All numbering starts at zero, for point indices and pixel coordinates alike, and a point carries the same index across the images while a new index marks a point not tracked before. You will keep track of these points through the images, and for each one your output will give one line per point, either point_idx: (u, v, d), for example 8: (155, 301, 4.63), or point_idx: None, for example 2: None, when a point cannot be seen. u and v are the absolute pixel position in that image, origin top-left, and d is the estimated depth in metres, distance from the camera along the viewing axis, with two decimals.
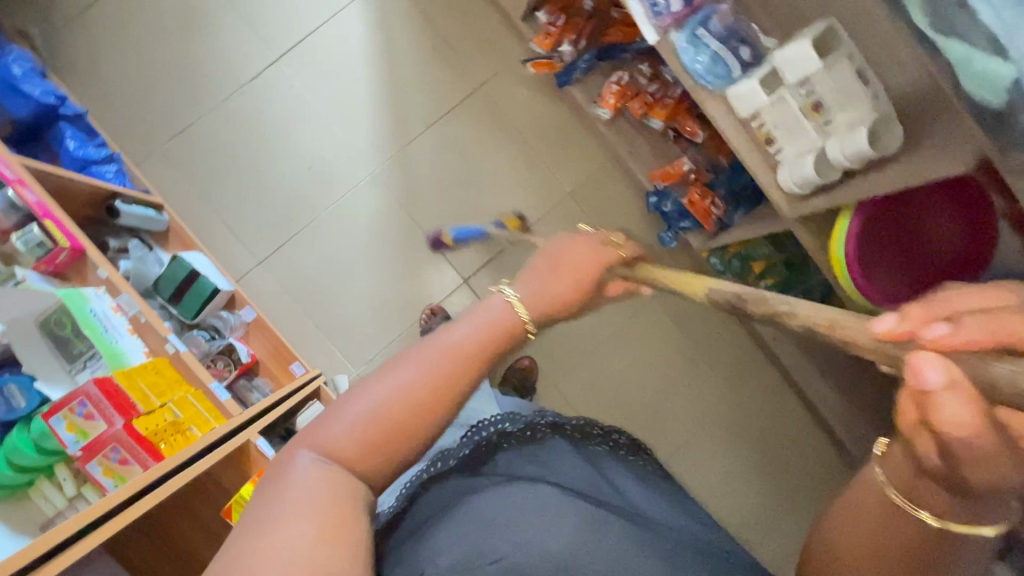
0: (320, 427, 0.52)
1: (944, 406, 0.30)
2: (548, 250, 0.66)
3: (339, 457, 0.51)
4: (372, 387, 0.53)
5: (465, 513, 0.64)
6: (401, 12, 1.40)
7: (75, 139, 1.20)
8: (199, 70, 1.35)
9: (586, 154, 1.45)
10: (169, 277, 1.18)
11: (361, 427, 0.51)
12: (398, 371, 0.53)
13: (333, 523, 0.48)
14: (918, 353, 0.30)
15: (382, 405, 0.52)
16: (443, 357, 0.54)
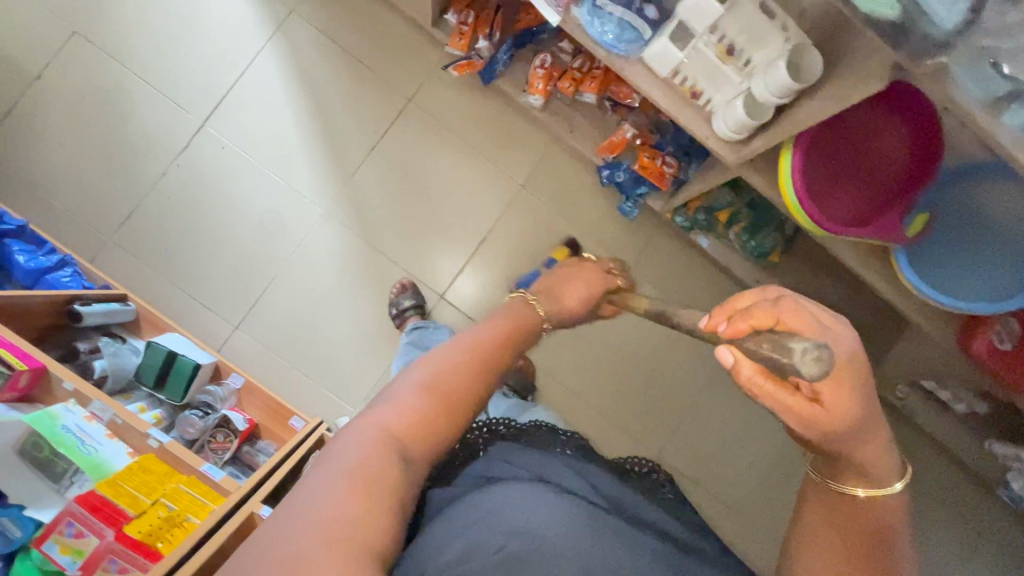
0: (371, 407, 0.60)
1: (744, 368, 0.49)
2: (552, 281, 0.83)
3: (389, 428, 0.57)
4: (430, 366, 0.63)
5: (466, 506, 0.58)
6: (314, 46, 1.38)
7: (24, 253, 1.20)
8: (130, 153, 1.33)
9: (530, 142, 1.41)
10: (147, 365, 1.18)
11: (420, 400, 0.60)
12: (449, 353, 0.64)
13: (369, 482, 0.52)
14: (718, 348, 0.51)
15: (438, 380, 0.62)
16: (483, 344, 0.67)
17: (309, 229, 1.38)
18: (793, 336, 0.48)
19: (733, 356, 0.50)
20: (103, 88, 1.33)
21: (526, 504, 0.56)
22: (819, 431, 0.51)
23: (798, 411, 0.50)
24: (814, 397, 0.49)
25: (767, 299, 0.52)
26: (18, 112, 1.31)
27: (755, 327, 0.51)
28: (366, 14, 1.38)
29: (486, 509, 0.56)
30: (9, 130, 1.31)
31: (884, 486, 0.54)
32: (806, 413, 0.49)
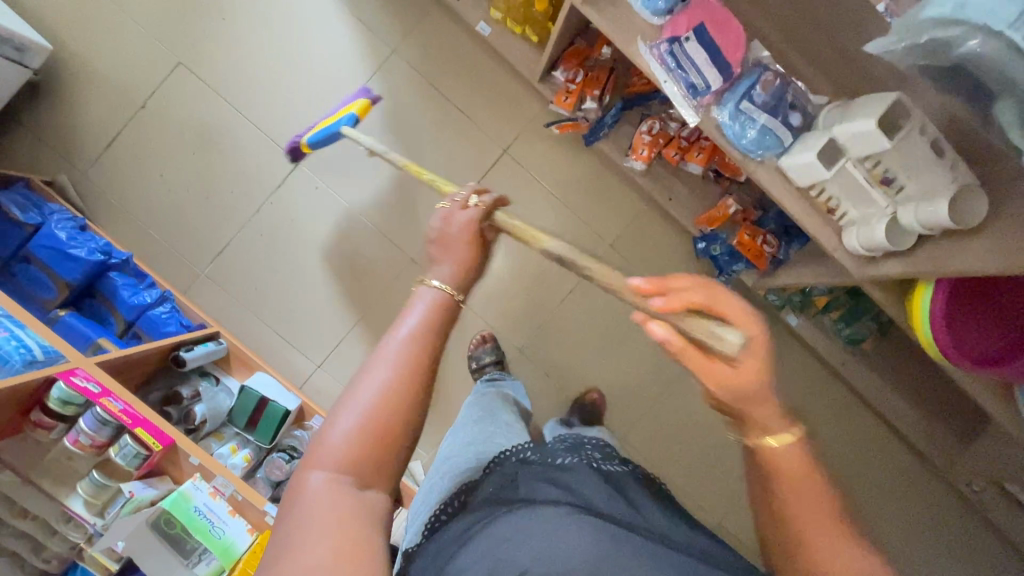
0: (320, 447, 0.53)
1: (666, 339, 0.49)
2: (454, 233, 0.67)
3: (336, 473, 0.51)
4: (347, 397, 0.54)
5: (485, 533, 0.58)
6: (412, 89, 1.35)
7: (127, 288, 1.22)
8: (225, 187, 1.34)
9: (623, 202, 1.38)
10: (240, 407, 1.22)
11: (353, 437, 0.52)
12: (367, 375, 0.54)
13: (351, 543, 0.48)
14: (651, 324, 0.49)
15: (357, 414, 0.53)
16: (400, 356, 0.55)
17: (394, 275, 1.38)
18: (723, 325, 0.50)
19: (666, 331, 0.48)
20: (204, 121, 1.33)
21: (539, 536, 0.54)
22: (727, 395, 0.51)
23: (712, 374, 0.50)
24: (732, 368, 0.49)
25: (693, 286, 0.51)
26: (121, 139, 1.33)
27: (684, 310, 0.50)
28: (468, 60, 1.34)
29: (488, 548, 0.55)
30: (111, 157, 1.33)
31: (781, 436, 0.52)
32: (720, 379, 0.50)
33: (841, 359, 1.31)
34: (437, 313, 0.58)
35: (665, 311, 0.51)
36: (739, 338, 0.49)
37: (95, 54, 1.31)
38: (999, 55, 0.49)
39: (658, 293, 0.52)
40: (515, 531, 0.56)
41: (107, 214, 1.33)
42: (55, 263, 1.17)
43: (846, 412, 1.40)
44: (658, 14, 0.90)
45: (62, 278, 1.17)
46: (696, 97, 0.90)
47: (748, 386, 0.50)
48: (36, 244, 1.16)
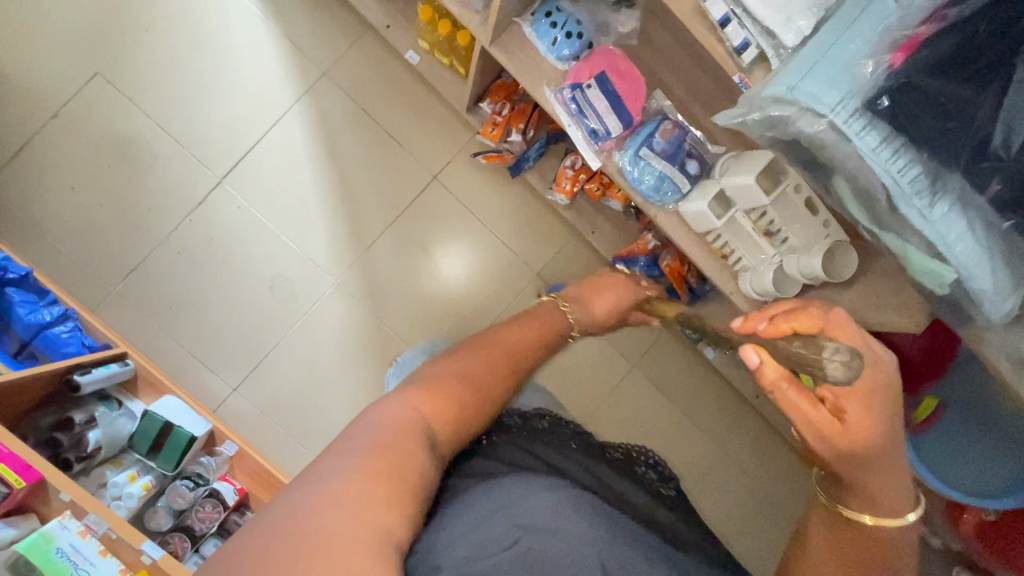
0: (402, 393, 0.61)
1: (764, 368, 0.55)
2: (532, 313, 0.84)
3: (414, 414, 0.58)
4: (442, 368, 0.66)
5: (485, 499, 0.55)
6: (342, 112, 1.34)
7: (25, 304, 1.17)
8: (143, 202, 1.30)
9: (550, 233, 1.40)
10: (142, 433, 1.17)
11: (444, 397, 0.62)
12: (461, 358, 0.68)
13: (391, 463, 0.52)
14: (744, 347, 0.55)
15: (455, 385, 0.64)
16: (485, 352, 0.70)
17: (317, 297, 1.36)
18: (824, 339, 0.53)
19: (760, 359, 0.55)
20: (122, 134, 1.29)
21: (544, 504, 0.54)
22: (825, 433, 0.55)
23: (810, 417, 0.55)
24: (835, 412, 0.55)
25: (814, 311, 0.57)
26: (31, 149, 1.27)
27: (791, 330, 0.57)
28: (399, 86, 1.34)
29: (488, 505, 0.54)
30: (19, 167, 1.27)
31: (891, 516, 0.56)
32: (818, 417, 0.55)
33: (755, 393, 1.35)
34: (543, 330, 0.80)
35: (776, 334, 0.57)
36: (844, 344, 0.52)
37: (7, 60, 1.26)
38: (827, 135, 0.53)
39: (758, 326, 0.60)
40: (512, 495, 0.55)
41: (13, 225, 1.28)
42: None
43: (763, 445, 1.44)
44: (565, 59, 0.92)
45: None
46: (598, 141, 0.92)
47: (851, 429, 0.54)
48: None
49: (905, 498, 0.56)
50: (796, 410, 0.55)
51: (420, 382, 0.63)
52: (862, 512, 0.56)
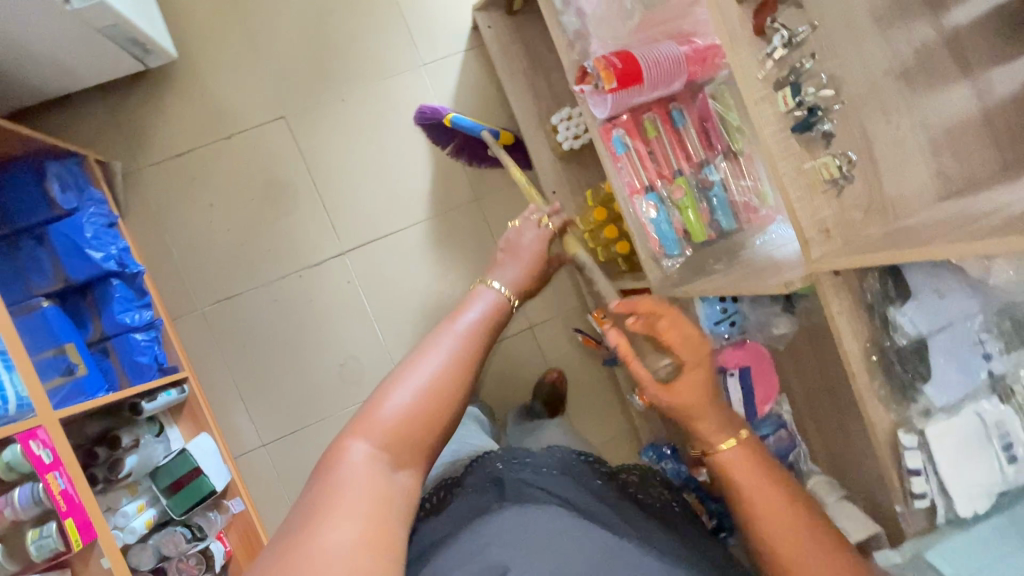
0: (367, 419, 0.60)
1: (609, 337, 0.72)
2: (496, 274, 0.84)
3: (369, 462, 0.58)
4: (384, 392, 0.62)
5: (472, 535, 0.63)
6: (476, 237, 1.40)
7: (121, 301, 1.17)
8: (265, 241, 1.34)
9: (609, 420, 1.44)
10: (170, 469, 1.14)
11: (398, 412, 0.60)
12: (402, 368, 0.63)
13: (372, 521, 0.54)
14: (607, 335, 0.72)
15: (401, 398, 0.61)
16: (425, 354, 0.64)
17: None
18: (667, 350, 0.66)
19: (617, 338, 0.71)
20: (276, 175, 1.34)
21: (508, 533, 0.62)
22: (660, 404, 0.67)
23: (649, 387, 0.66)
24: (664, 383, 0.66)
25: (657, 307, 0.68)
26: (192, 156, 1.32)
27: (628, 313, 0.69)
28: None
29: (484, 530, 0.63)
30: (173, 167, 1.32)
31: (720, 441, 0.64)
32: (663, 392, 0.66)
33: None
34: (491, 308, 0.72)
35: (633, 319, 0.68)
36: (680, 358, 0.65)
37: (209, 72, 1.33)
38: None
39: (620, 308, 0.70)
40: (511, 527, 0.63)
41: (141, 213, 1.31)
42: (67, 255, 1.11)
43: None
44: (719, 338, 0.96)
45: (64, 271, 1.12)
46: None
47: (682, 396, 0.65)
48: (58, 230, 1.11)
49: (728, 425, 0.65)
50: (639, 383, 0.66)
51: (366, 411, 0.61)
52: (720, 441, 0.64)
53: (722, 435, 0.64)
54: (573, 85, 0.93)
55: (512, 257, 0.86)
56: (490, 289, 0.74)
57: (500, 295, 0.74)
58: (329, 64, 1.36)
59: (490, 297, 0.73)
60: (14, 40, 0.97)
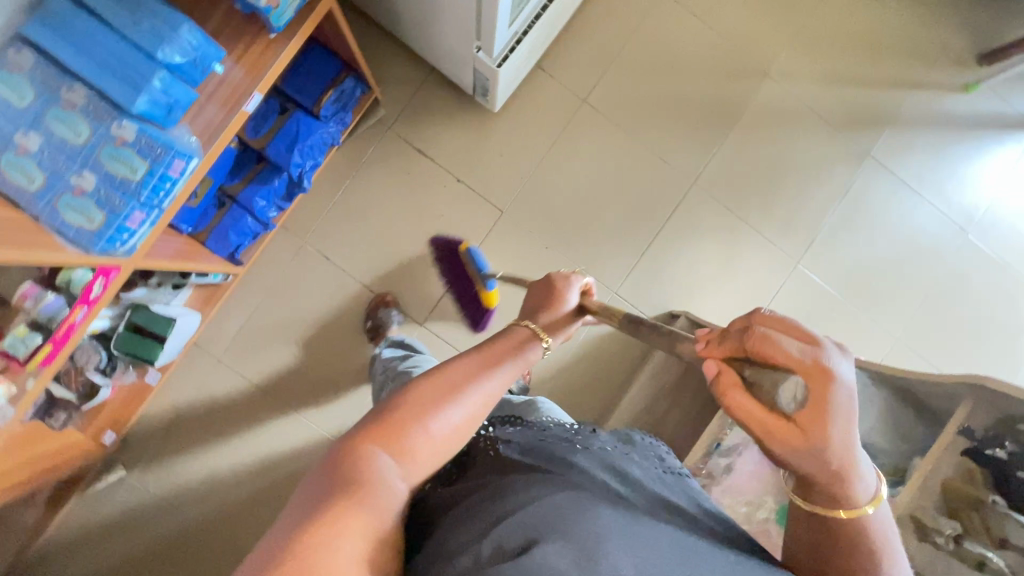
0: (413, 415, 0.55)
1: (778, 340, 0.52)
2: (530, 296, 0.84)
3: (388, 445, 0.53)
4: (383, 437, 0.53)
5: (510, 521, 0.50)
6: None
7: (269, 194, 1.24)
8: (391, 258, 1.40)
9: None
10: (148, 316, 1.18)
11: (424, 442, 0.54)
12: (426, 396, 0.56)
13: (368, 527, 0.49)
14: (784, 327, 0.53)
15: (408, 468, 0.54)
16: (411, 419, 0.54)
17: (320, 425, 1.37)
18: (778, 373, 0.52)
19: (717, 368, 0.58)
20: (450, 235, 1.41)
21: (570, 522, 0.49)
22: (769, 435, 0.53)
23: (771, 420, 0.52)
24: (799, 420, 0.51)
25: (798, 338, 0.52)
26: (424, 162, 1.41)
27: (733, 356, 0.57)
28: None
29: (470, 536, 0.50)
30: (407, 154, 1.40)
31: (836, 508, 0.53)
32: (770, 432, 0.52)
33: None
34: (522, 341, 0.67)
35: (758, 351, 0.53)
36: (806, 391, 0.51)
37: (501, 134, 1.43)
38: None
39: (727, 343, 0.58)
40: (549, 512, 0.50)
41: (353, 152, 1.39)
42: (279, 138, 1.20)
43: None
44: None
45: (265, 144, 1.20)
46: None
47: (809, 427, 0.50)
48: (298, 119, 1.20)
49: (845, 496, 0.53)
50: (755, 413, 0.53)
51: (382, 441, 0.53)
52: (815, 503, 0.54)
53: (847, 504, 0.53)
54: None
55: (547, 304, 0.80)
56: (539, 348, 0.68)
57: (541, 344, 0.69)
58: (568, 221, 1.44)
59: (519, 355, 0.64)
60: (440, 16, 1.07)
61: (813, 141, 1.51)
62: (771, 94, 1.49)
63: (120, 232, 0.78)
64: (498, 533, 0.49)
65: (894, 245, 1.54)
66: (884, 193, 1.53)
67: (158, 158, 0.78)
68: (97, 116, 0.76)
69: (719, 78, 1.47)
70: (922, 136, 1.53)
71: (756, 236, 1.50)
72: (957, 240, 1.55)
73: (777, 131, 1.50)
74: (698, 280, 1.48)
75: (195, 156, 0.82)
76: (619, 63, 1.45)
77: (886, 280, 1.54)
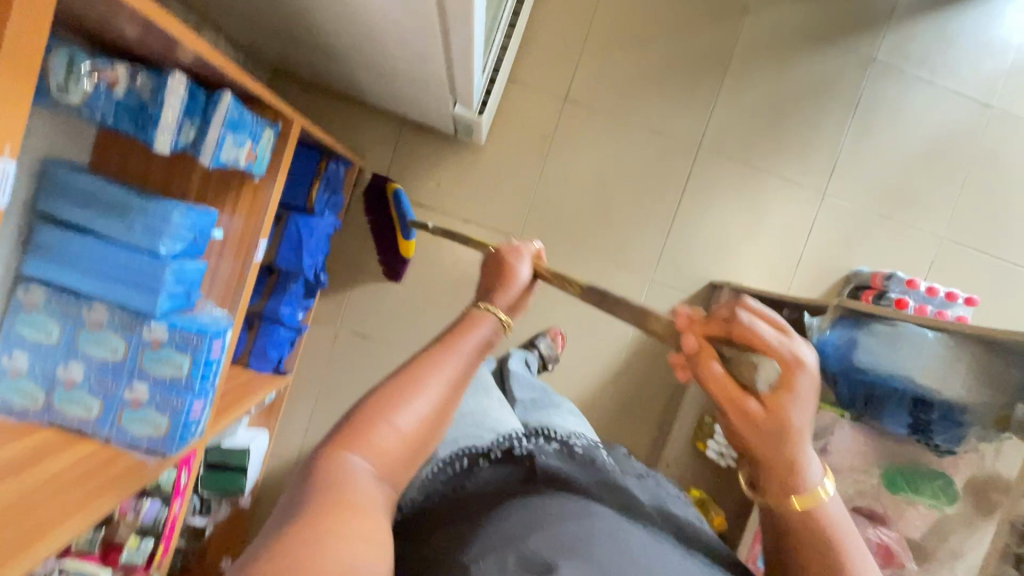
0: (388, 408, 0.45)
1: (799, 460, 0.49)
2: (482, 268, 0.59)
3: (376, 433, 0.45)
4: (355, 436, 0.44)
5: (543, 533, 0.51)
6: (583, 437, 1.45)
7: (292, 300, 1.22)
8: (426, 317, 1.39)
9: None
10: (223, 452, 1.20)
11: (395, 440, 0.45)
12: (394, 388, 0.46)
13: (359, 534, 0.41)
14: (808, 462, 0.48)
15: (384, 467, 0.45)
16: (405, 402, 0.46)
17: None
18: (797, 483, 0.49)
19: (697, 345, 0.51)
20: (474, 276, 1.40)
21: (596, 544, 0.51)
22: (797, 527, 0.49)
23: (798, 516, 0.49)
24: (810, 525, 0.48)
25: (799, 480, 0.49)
26: (427, 214, 1.37)
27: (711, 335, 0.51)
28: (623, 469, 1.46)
29: (502, 536, 0.50)
30: None
31: None
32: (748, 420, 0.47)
33: None
34: (480, 325, 0.52)
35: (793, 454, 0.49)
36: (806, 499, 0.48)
37: (493, 160, 1.37)
38: None
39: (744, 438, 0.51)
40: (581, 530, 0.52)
41: (355, 226, 1.36)
42: (284, 245, 1.17)
43: None
44: None
45: (273, 255, 1.17)
46: None
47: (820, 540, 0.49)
48: (296, 221, 1.16)
49: None
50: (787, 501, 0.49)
51: (358, 433, 0.44)
52: None
53: None
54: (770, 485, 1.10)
55: (494, 278, 0.58)
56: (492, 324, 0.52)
57: (498, 327, 0.53)
58: (585, 226, 1.40)
59: (483, 339, 0.51)
60: (406, 83, 1.01)
61: (810, 64, 1.42)
62: (755, 28, 1.39)
63: (188, 427, 0.78)
64: (528, 543, 0.50)
65: (917, 143, 1.47)
66: (896, 94, 1.45)
67: (197, 347, 0.77)
68: (126, 326, 0.75)
69: (697, 29, 1.37)
70: (923, 21, 1.43)
71: (777, 180, 1.45)
72: (983, 117, 1.47)
73: (772, 64, 1.41)
74: (730, 242, 1.45)
75: (226, 328, 0.81)
76: (590, 47, 1.36)
77: (917, 180, 1.48)
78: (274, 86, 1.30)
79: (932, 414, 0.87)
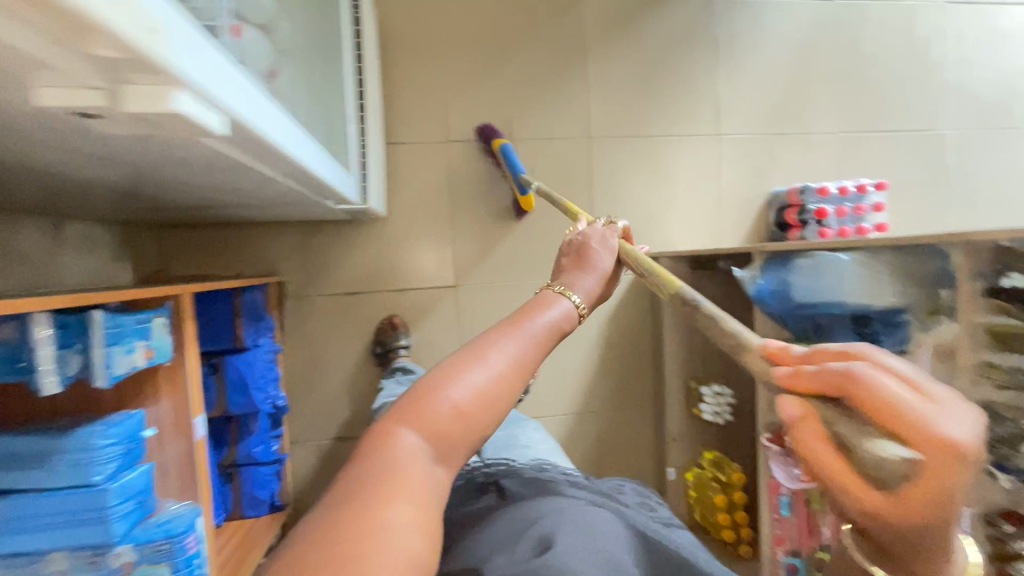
0: (444, 382, 0.50)
1: (935, 472, 0.33)
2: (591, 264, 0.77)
3: (440, 410, 0.48)
4: (415, 406, 0.49)
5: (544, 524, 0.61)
6: (588, 440, 1.48)
7: (260, 439, 1.20)
8: None
9: None
10: None
11: (452, 415, 0.48)
12: (454, 360, 0.52)
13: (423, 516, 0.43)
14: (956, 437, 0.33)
15: (437, 446, 0.48)
16: (485, 351, 0.52)
17: None
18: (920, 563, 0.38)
19: (800, 411, 0.41)
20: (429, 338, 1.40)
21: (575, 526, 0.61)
22: None
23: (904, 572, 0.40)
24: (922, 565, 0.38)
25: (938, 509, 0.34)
26: (360, 298, 1.35)
27: (823, 394, 0.41)
28: (637, 454, 1.50)
29: (510, 534, 0.60)
30: (340, 303, 1.35)
31: None
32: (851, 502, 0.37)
33: None
34: (545, 311, 0.60)
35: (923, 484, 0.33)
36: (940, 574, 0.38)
37: (403, 225, 1.36)
38: None
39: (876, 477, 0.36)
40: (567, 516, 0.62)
41: (295, 338, 1.33)
42: (231, 391, 1.13)
43: None
44: None
45: (224, 404, 1.14)
46: None
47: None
48: (233, 364, 1.13)
49: None
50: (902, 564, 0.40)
51: (402, 421, 0.48)
52: None
53: None
54: (764, 436, 1.05)
55: (579, 264, 0.74)
56: (564, 305, 0.61)
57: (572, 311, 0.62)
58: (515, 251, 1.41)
59: (548, 320, 0.58)
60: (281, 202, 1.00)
61: (659, 24, 1.45)
62: (597, 10, 1.41)
63: None
64: (532, 532, 0.59)
65: (783, 57, 1.52)
66: (746, 20, 1.49)
67: (170, 552, 0.76)
68: (90, 564, 0.71)
69: (545, 30, 1.39)
70: None
71: (672, 140, 1.48)
72: (831, 12, 1.53)
73: (626, 37, 1.43)
74: (653, 211, 1.48)
75: (196, 518, 0.82)
76: (451, 85, 1.36)
77: (797, 90, 1.53)
78: (162, 239, 1.27)
79: (874, 324, 0.88)
